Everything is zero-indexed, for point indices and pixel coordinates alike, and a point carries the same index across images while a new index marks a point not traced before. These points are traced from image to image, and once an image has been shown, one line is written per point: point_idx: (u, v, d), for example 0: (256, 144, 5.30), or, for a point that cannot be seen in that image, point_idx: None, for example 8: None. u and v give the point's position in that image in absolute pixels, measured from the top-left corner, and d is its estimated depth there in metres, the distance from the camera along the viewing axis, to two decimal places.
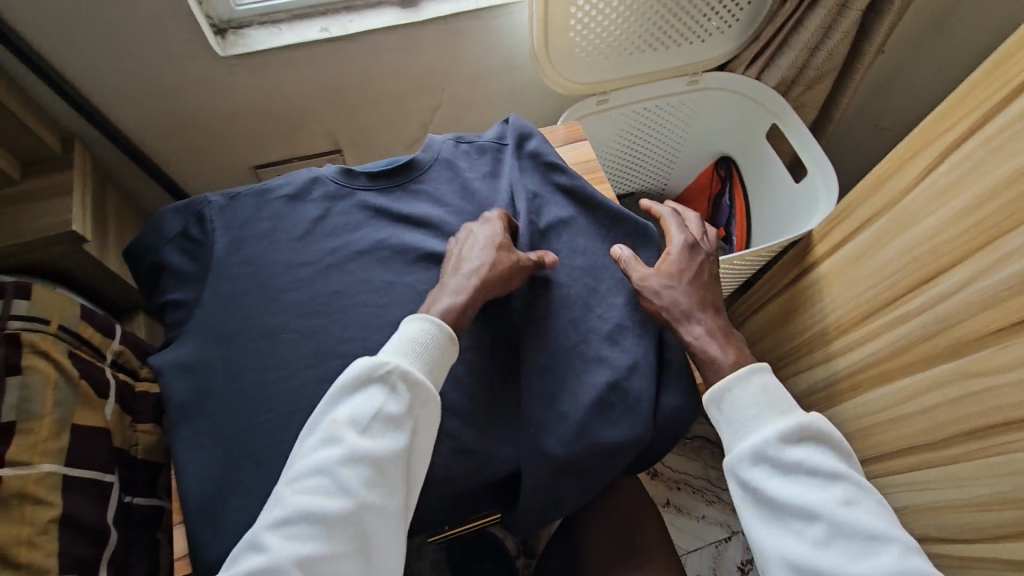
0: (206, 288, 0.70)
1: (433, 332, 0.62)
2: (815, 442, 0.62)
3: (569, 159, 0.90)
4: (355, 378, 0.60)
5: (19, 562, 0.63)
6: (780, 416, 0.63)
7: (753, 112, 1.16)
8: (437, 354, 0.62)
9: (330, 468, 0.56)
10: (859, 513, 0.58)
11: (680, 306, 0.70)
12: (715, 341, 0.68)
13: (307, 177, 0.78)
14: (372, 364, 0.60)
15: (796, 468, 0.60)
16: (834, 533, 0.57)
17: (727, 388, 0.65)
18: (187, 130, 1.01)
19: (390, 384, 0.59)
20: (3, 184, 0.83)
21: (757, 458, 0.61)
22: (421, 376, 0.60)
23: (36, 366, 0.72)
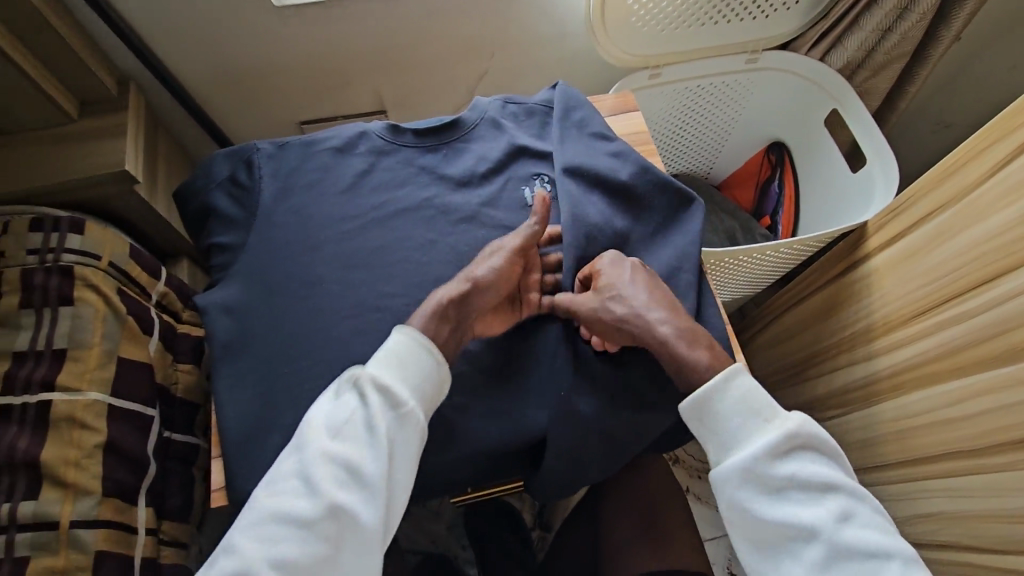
0: (253, 234, 0.71)
1: (413, 338, 0.60)
2: (806, 451, 0.59)
3: (620, 130, 0.87)
4: (334, 386, 0.61)
5: (66, 481, 0.66)
6: (764, 428, 0.59)
7: (814, 96, 1.11)
8: (417, 368, 0.60)
9: (303, 472, 0.56)
10: (854, 526, 0.56)
11: (631, 324, 0.63)
12: (685, 342, 0.62)
13: (355, 130, 0.78)
14: (348, 375, 0.60)
15: (787, 485, 0.58)
16: (829, 553, 0.56)
17: (706, 398, 0.60)
18: (238, 80, 1.02)
19: (361, 392, 0.59)
20: (62, 122, 0.85)
21: (745, 481, 0.58)
22: (393, 385, 0.59)
23: (87, 299, 0.74)
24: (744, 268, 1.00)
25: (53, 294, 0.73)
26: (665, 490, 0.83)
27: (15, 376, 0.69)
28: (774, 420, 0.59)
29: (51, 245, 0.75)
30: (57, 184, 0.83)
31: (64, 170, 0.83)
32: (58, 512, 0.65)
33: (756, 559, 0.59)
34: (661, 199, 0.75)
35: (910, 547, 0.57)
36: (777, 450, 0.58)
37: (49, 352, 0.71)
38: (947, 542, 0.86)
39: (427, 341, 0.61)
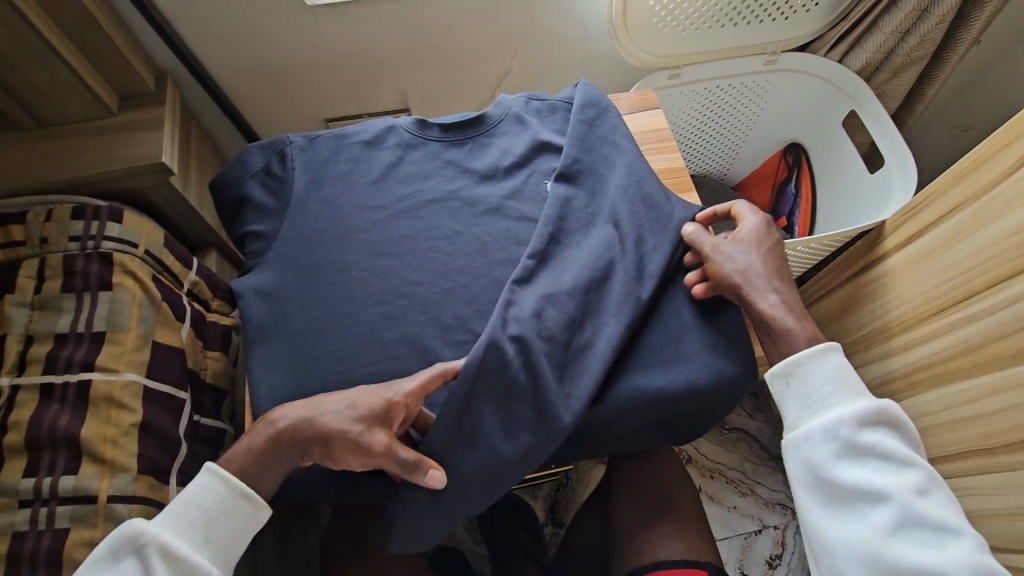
0: (285, 222, 0.74)
1: (219, 484, 0.58)
2: (889, 428, 0.61)
3: (640, 127, 0.89)
4: (113, 548, 0.56)
5: (104, 457, 0.69)
6: (854, 398, 0.61)
7: (831, 97, 1.12)
8: (224, 527, 0.58)
9: None
10: (929, 503, 0.57)
11: (739, 274, 0.67)
12: (789, 313, 0.65)
13: (384, 125, 0.81)
14: (132, 532, 0.56)
15: (869, 452, 0.59)
16: (902, 521, 0.57)
17: (797, 362, 0.62)
18: (268, 76, 1.05)
19: (145, 558, 0.55)
20: (103, 115, 0.89)
21: (825, 437, 0.60)
22: (184, 549, 0.56)
23: (124, 285, 0.77)
24: None
25: (93, 279, 0.76)
26: (680, 483, 0.84)
27: (57, 357, 0.72)
28: (862, 394, 0.61)
29: (92, 233, 0.79)
30: (96, 175, 0.86)
31: (104, 161, 0.86)
32: (97, 488, 0.67)
33: (817, 519, 0.60)
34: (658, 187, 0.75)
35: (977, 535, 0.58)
36: (865, 416, 0.59)
37: (90, 334, 0.74)
38: None
39: (235, 487, 0.59)
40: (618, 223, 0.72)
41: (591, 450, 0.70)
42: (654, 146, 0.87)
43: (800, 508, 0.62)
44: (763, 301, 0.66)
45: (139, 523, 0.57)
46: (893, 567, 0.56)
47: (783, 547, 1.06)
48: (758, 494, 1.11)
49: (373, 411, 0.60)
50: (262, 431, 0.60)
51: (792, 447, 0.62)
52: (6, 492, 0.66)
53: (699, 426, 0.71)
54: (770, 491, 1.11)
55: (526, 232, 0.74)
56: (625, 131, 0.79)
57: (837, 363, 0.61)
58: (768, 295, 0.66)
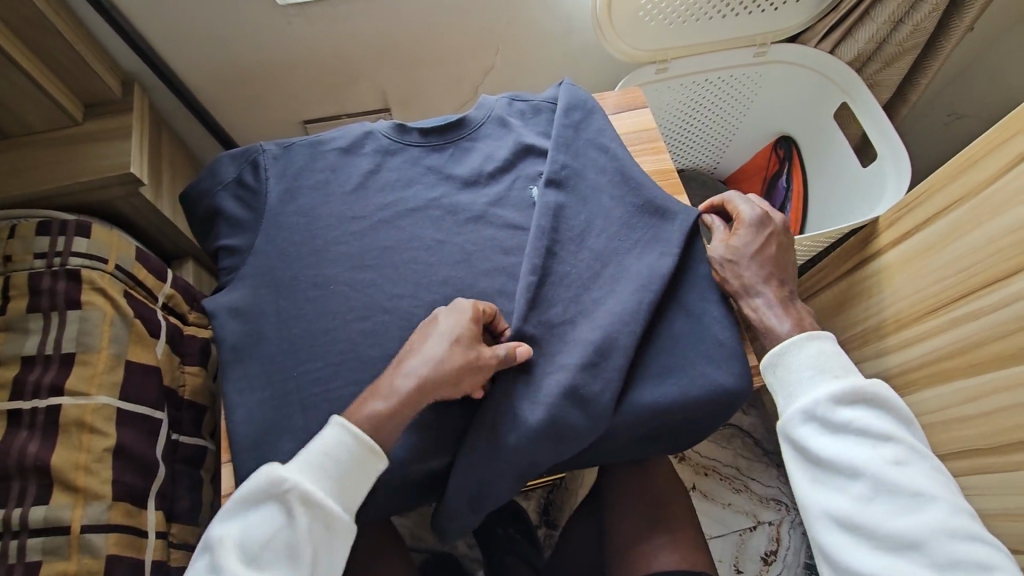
0: (259, 236, 0.71)
1: (349, 437, 0.56)
2: (872, 404, 0.59)
3: (627, 126, 0.86)
4: (253, 492, 0.55)
5: (77, 485, 0.66)
6: (832, 379, 0.60)
7: (822, 89, 1.09)
8: (357, 474, 0.56)
9: None
10: (912, 475, 0.56)
11: (733, 274, 0.68)
12: (775, 314, 0.65)
13: (361, 130, 0.78)
14: (270, 482, 0.54)
15: (846, 428, 0.58)
16: (880, 492, 0.56)
17: (779, 352, 0.63)
18: (242, 78, 1.01)
19: (287, 506, 0.54)
20: (67, 123, 0.85)
21: (802, 417, 0.60)
22: (322, 501, 0.54)
23: (93, 303, 0.74)
24: None
25: (61, 297, 0.73)
26: (673, 487, 0.83)
27: (25, 382, 0.69)
28: (843, 372, 0.60)
29: (58, 249, 0.75)
30: (61, 187, 0.83)
31: (70, 172, 0.83)
32: (70, 518, 0.65)
33: (799, 494, 0.60)
34: (651, 190, 0.72)
35: (968, 507, 0.56)
36: (841, 394, 0.58)
37: (58, 355, 0.71)
38: None
39: (364, 439, 0.56)
40: (604, 233, 0.70)
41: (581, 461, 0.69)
42: (643, 146, 0.85)
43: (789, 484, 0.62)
44: (750, 304, 0.67)
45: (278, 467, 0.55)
46: (872, 537, 0.55)
47: (778, 543, 1.05)
48: (752, 490, 1.10)
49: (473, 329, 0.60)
50: (395, 396, 0.57)
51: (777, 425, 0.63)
52: None
53: (695, 433, 0.70)
54: (764, 487, 1.10)
55: (511, 240, 0.71)
56: (612, 132, 0.77)
57: (817, 348, 0.60)
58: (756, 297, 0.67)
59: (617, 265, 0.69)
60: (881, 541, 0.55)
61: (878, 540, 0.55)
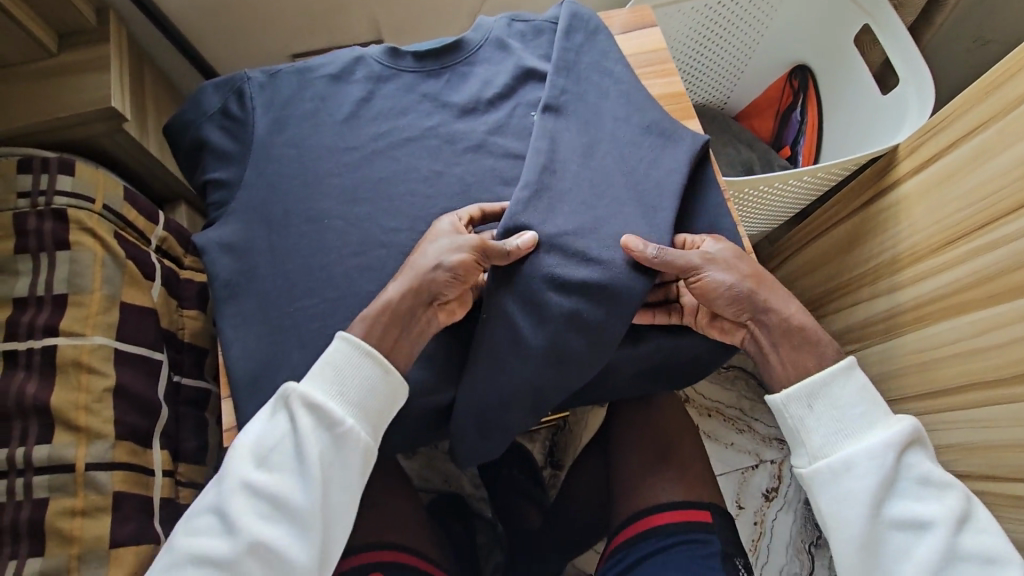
0: (249, 169, 0.68)
1: (349, 343, 0.56)
2: (921, 450, 0.57)
3: (635, 47, 0.81)
4: (267, 406, 0.56)
5: (79, 425, 0.66)
6: (883, 420, 0.57)
7: (843, 11, 1.03)
8: (362, 377, 0.55)
9: (223, 507, 0.52)
10: (971, 532, 0.54)
11: (746, 286, 0.60)
12: (807, 319, 0.60)
13: (351, 56, 0.73)
14: (277, 393, 0.56)
15: (906, 482, 0.55)
16: (948, 557, 0.52)
17: (823, 383, 0.57)
18: (225, 5, 0.94)
19: (291, 411, 0.54)
20: (42, 55, 0.80)
21: (866, 469, 0.54)
22: (324, 402, 0.54)
23: (82, 243, 0.72)
24: (767, 199, 0.95)
25: (48, 238, 0.71)
26: (678, 425, 0.82)
27: (18, 323, 0.68)
28: (888, 419, 0.57)
29: (42, 187, 0.72)
30: (40, 123, 0.79)
31: (50, 106, 0.79)
32: (73, 456, 0.64)
33: (855, 563, 0.54)
34: (654, 117, 0.69)
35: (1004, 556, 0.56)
36: (903, 442, 0.55)
37: (51, 297, 0.69)
38: (965, 472, 0.85)
39: (365, 346, 0.55)
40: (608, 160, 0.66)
41: (588, 396, 0.68)
42: (651, 69, 0.79)
43: (836, 551, 0.55)
44: (771, 308, 0.60)
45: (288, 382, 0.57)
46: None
47: (780, 480, 1.06)
48: (755, 430, 1.10)
49: (450, 228, 0.61)
50: (376, 300, 0.57)
51: (826, 479, 0.56)
52: None
53: (702, 366, 0.69)
54: (768, 426, 1.10)
55: (511, 170, 0.68)
56: (616, 53, 0.72)
57: (866, 382, 0.57)
58: (772, 295, 0.60)
59: (624, 191, 0.65)
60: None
61: None
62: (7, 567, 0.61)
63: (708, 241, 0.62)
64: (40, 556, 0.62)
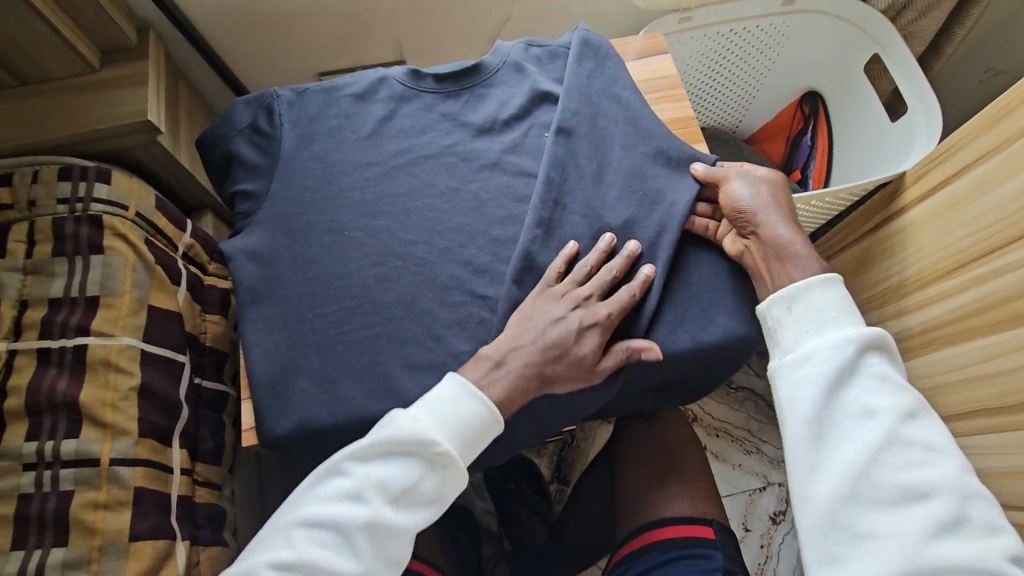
0: (275, 181, 0.71)
1: (487, 414, 0.58)
2: (886, 355, 0.58)
3: (648, 73, 0.84)
4: (401, 444, 0.56)
5: (105, 422, 0.69)
6: (853, 322, 0.58)
7: (853, 40, 1.05)
8: (486, 440, 0.59)
9: (348, 532, 0.54)
10: (923, 428, 0.55)
11: (757, 200, 0.65)
12: (803, 247, 0.62)
13: (375, 77, 0.77)
14: (418, 439, 0.55)
15: (863, 376, 0.56)
16: (893, 441, 0.54)
17: (804, 286, 0.59)
18: (256, 26, 0.99)
19: (431, 463, 0.56)
20: (85, 71, 0.85)
21: (827, 357, 0.56)
22: (461, 462, 0.57)
23: (114, 247, 0.75)
24: None
25: (84, 243, 0.74)
26: (683, 442, 0.83)
27: (53, 323, 0.71)
28: (858, 324, 0.58)
29: (80, 194, 0.76)
30: (80, 134, 0.83)
31: (91, 118, 0.83)
32: (99, 451, 0.67)
33: (802, 442, 0.56)
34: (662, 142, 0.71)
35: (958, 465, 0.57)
36: (866, 339, 0.56)
37: (84, 298, 0.73)
38: None
39: (498, 416, 0.58)
40: (619, 181, 0.69)
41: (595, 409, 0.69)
42: (662, 95, 0.82)
43: (788, 434, 0.57)
44: (776, 223, 0.63)
45: (425, 426, 0.56)
46: (873, 488, 0.53)
47: (787, 504, 1.06)
48: (763, 452, 1.10)
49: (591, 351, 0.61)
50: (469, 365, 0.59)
51: (791, 370, 0.58)
52: (10, 455, 0.66)
53: (707, 384, 0.70)
54: (775, 449, 1.10)
55: (525, 188, 0.70)
56: (629, 79, 0.75)
57: (845, 290, 0.58)
58: (781, 221, 0.64)
59: (635, 213, 0.67)
60: (881, 493, 0.53)
61: (885, 491, 0.53)
62: (32, 555, 0.63)
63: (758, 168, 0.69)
64: (63, 546, 0.64)
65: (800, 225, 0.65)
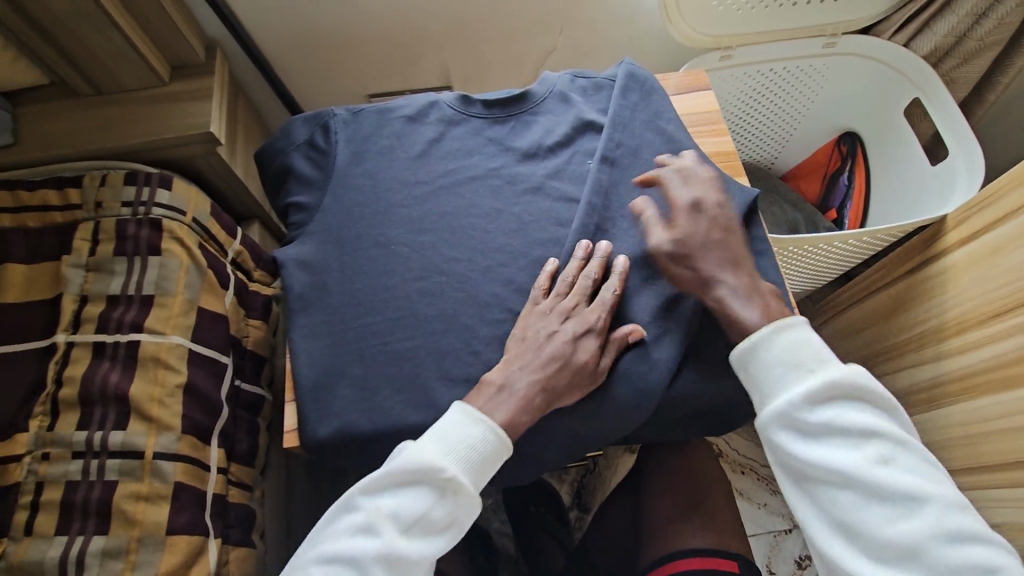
0: (328, 194, 0.74)
1: (493, 435, 0.59)
2: (850, 400, 0.59)
3: (690, 108, 0.86)
4: (410, 475, 0.58)
5: (151, 416, 0.72)
6: (805, 376, 0.60)
7: (893, 84, 1.05)
8: (495, 465, 0.60)
9: (361, 563, 0.56)
10: (893, 472, 0.56)
11: (691, 264, 0.65)
12: (745, 304, 0.63)
13: (426, 100, 0.80)
14: (427, 467, 0.57)
15: (823, 430, 0.58)
16: (864, 494, 0.56)
17: (750, 348, 0.61)
18: (313, 48, 1.04)
19: (440, 491, 0.58)
20: (155, 84, 0.90)
21: (782, 423, 0.59)
22: (470, 489, 0.59)
23: (171, 250, 0.79)
24: (812, 258, 0.97)
25: (143, 244, 0.78)
26: (709, 474, 0.83)
27: (109, 318, 0.75)
28: (821, 370, 0.60)
29: (143, 199, 0.81)
30: (147, 142, 0.88)
31: (158, 128, 0.88)
32: (143, 444, 0.70)
33: (790, 503, 0.60)
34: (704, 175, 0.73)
35: (951, 493, 0.57)
36: (812, 396, 0.58)
37: (139, 296, 0.76)
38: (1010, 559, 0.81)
39: (506, 436, 0.60)
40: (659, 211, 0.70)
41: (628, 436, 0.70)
42: (704, 129, 0.84)
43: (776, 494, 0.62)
44: (729, 275, 0.64)
45: (434, 455, 0.58)
46: (861, 539, 0.56)
47: None
48: None
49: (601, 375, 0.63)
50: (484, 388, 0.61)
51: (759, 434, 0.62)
52: (60, 442, 0.69)
53: (741, 416, 0.70)
54: None
55: (567, 213, 0.72)
56: (675, 113, 0.77)
57: (788, 344, 0.60)
58: (731, 271, 0.65)
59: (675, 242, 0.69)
60: (863, 544, 0.56)
61: (865, 542, 0.56)
62: (74, 541, 0.66)
63: (677, 203, 0.67)
64: (104, 535, 0.67)
65: (739, 257, 0.66)
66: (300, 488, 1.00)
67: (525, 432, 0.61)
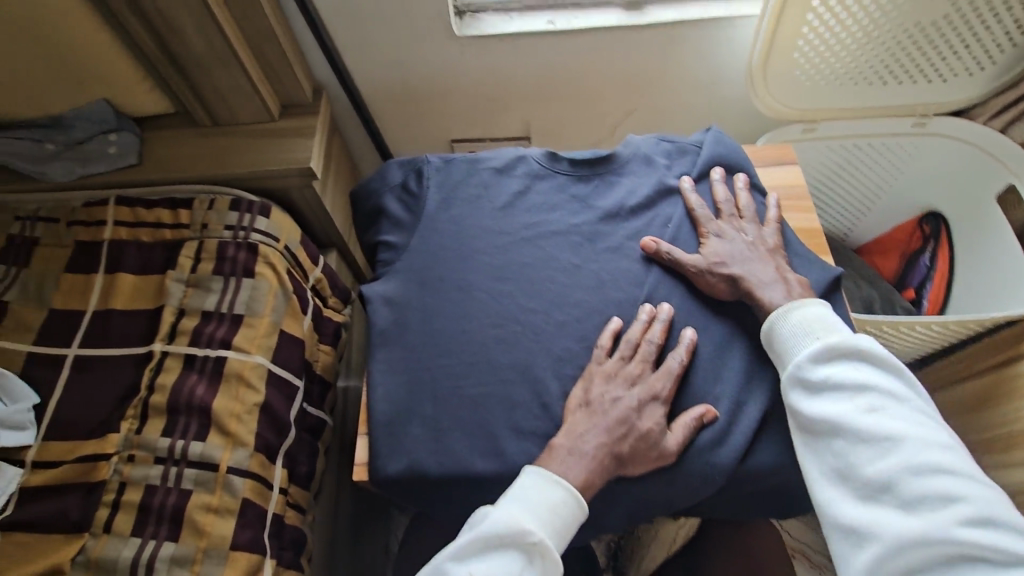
0: (416, 235, 0.78)
1: (573, 498, 0.60)
2: (853, 360, 0.62)
3: (774, 180, 0.86)
4: (499, 541, 0.59)
5: (229, 430, 0.75)
6: (814, 339, 0.63)
7: (987, 169, 0.99)
8: (573, 529, 0.61)
9: None
10: (885, 420, 0.59)
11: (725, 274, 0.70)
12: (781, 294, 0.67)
13: (515, 154, 0.83)
14: (515, 532, 0.58)
15: (827, 386, 0.61)
16: (858, 440, 0.59)
17: (769, 327, 0.66)
18: (406, 97, 1.11)
19: (529, 555, 0.59)
20: (266, 119, 0.98)
21: (791, 382, 0.63)
22: (556, 553, 0.60)
23: (264, 274, 0.85)
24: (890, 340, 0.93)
25: (240, 266, 0.84)
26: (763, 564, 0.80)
27: (202, 333, 0.80)
28: (825, 334, 0.64)
29: (244, 224, 0.87)
30: (252, 172, 0.95)
31: (264, 159, 0.96)
32: (219, 457, 0.74)
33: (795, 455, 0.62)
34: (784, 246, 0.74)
35: (942, 441, 0.58)
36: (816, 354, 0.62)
37: (231, 315, 0.82)
38: None
39: (581, 500, 0.60)
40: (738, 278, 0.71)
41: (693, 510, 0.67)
42: (789, 202, 0.84)
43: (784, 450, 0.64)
44: (764, 274, 0.69)
45: (519, 519, 0.59)
46: (852, 481, 0.58)
47: None
48: None
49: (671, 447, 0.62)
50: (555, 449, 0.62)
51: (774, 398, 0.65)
52: (145, 446, 0.74)
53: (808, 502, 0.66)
54: None
55: (644, 275, 0.73)
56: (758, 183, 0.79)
57: (802, 314, 0.64)
58: (760, 266, 0.70)
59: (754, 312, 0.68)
60: (854, 489, 0.58)
61: (855, 485, 0.58)
62: (147, 544, 0.70)
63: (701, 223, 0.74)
64: (174, 542, 0.71)
65: (769, 257, 0.71)
66: (348, 517, 1.01)
67: (587, 491, 0.61)
